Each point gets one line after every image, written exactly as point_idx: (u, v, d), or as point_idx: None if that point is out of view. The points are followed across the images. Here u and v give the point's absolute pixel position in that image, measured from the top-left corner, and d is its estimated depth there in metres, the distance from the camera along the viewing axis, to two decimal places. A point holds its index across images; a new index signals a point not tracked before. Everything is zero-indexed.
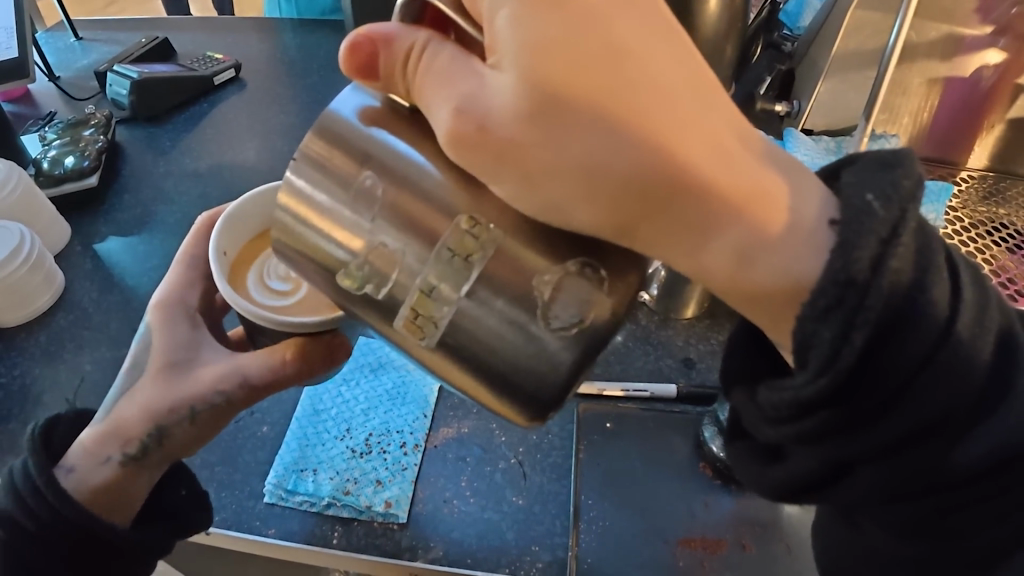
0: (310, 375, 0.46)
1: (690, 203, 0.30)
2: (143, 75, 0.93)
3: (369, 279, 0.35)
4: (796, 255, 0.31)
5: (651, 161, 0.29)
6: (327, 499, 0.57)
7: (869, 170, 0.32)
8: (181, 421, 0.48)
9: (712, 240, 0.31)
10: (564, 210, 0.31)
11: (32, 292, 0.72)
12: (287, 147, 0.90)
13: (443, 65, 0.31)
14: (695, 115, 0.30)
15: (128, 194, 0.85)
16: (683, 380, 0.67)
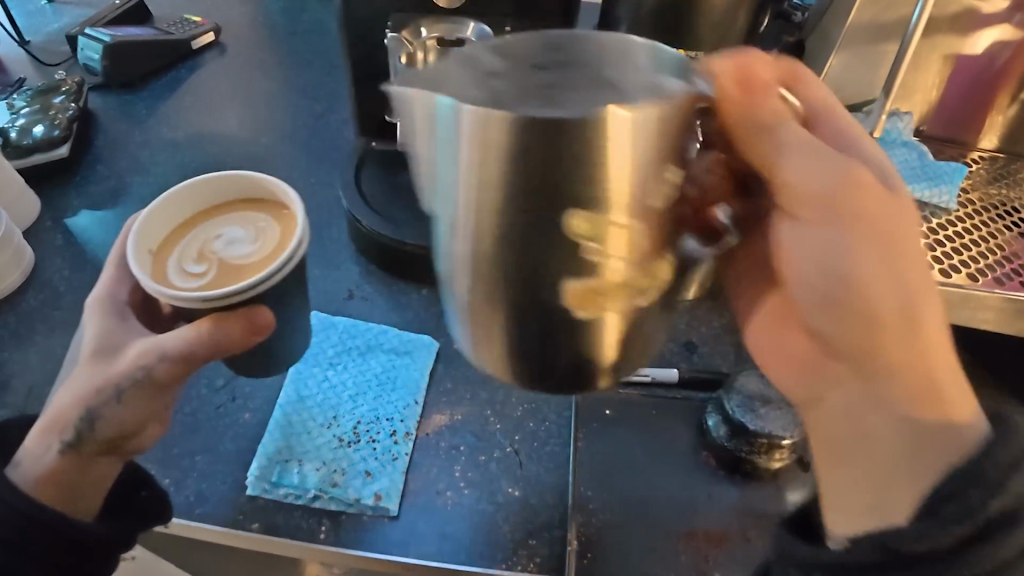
0: (225, 349, 0.43)
1: (898, 333, 0.38)
2: (116, 37, 0.87)
3: (596, 241, 0.33)
4: (965, 406, 0.37)
5: (879, 291, 0.38)
6: (313, 491, 0.54)
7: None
8: (111, 401, 0.44)
9: (896, 368, 0.39)
10: (865, 287, 0.38)
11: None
12: (271, 116, 0.86)
13: (813, 144, 0.39)
14: (932, 296, 0.39)
15: (102, 165, 0.81)
16: (684, 364, 0.65)
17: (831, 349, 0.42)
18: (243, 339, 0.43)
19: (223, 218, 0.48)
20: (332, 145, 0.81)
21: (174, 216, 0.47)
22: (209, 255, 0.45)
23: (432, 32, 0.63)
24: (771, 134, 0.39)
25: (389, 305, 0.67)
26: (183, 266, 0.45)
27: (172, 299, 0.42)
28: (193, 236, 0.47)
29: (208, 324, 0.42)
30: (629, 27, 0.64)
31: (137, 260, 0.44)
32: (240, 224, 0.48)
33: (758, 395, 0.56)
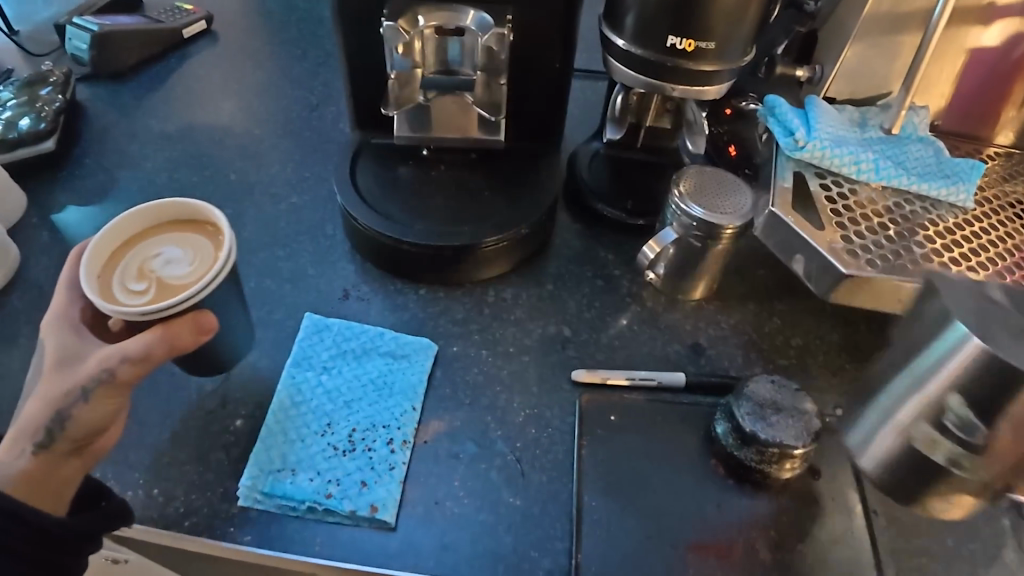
0: (174, 350, 0.49)
1: None
2: (105, 28, 0.85)
3: (959, 422, 0.41)
4: None
5: None
6: (307, 503, 0.52)
7: None
8: (78, 401, 0.47)
9: None
10: None
11: None
12: (264, 107, 0.83)
13: None
14: None
15: (90, 159, 0.78)
16: (691, 368, 0.63)
17: None
18: (191, 340, 0.49)
19: (160, 238, 0.54)
20: (327, 137, 0.79)
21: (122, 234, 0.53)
22: (147, 271, 0.51)
23: (429, 21, 0.61)
24: None
25: (386, 306, 0.64)
26: (126, 286, 0.51)
27: (124, 314, 0.48)
28: (135, 254, 0.52)
29: (158, 331, 0.48)
30: (636, 15, 0.61)
31: (86, 284, 0.50)
32: (176, 243, 0.53)
33: (769, 401, 0.54)
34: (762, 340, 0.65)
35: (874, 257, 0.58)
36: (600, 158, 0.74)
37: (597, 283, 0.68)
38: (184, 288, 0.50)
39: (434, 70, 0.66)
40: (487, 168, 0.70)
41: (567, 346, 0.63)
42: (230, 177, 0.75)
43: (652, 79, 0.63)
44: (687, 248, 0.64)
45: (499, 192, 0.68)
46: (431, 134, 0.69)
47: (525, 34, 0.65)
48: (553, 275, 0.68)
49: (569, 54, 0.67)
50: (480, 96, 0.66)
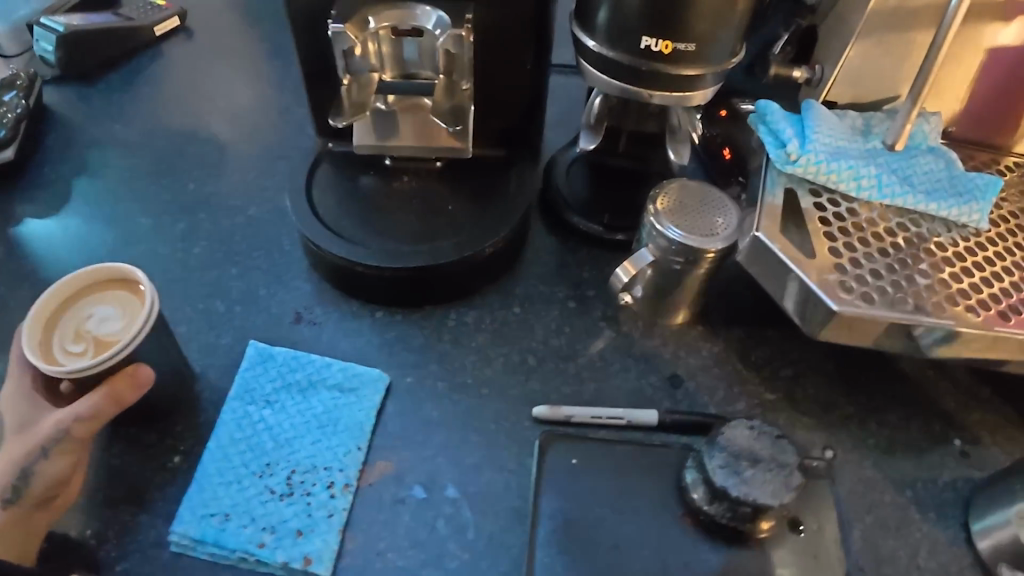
0: (122, 404, 0.50)
1: None
2: (70, 28, 0.81)
3: None
4: None
5: None
6: (239, 552, 0.49)
7: None
8: (39, 457, 0.49)
9: None
10: None
11: None
12: (231, 110, 0.79)
13: None
14: None
15: (51, 166, 0.75)
16: (667, 402, 0.57)
17: None
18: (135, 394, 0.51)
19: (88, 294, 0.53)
20: (294, 143, 0.75)
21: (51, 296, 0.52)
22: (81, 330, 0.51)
23: (380, 22, 0.56)
24: None
25: (339, 331, 0.60)
26: (63, 347, 0.50)
27: (63, 373, 0.48)
28: (68, 315, 0.52)
29: (103, 390, 0.49)
30: (609, 11, 0.55)
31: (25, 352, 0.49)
32: (93, 296, 0.53)
33: (746, 451, 0.49)
34: (747, 370, 0.60)
35: (869, 290, 0.52)
36: (581, 164, 0.68)
37: (569, 305, 0.62)
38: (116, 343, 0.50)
39: (392, 76, 0.61)
40: (453, 179, 0.65)
41: (531, 377, 0.58)
42: (189, 187, 0.71)
43: (627, 84, 0.57)
44: (667, 271, 0.58)
45: (464, 207, 0.63)
46: (387, 144, 0.62)
47: (490, 34, 0.59)
48: (522, 295, 0.62)
49: (540, 54, 0.61)
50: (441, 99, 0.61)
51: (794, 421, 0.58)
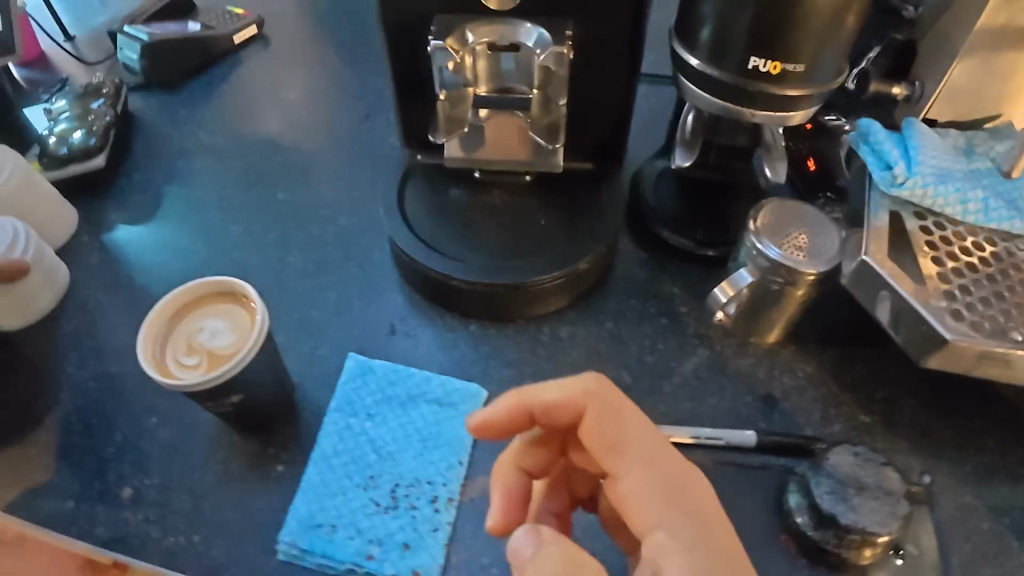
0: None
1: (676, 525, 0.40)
2: (154, 37, 0.82)
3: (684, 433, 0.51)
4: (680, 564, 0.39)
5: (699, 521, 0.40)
6: (347, 564, 0.51)
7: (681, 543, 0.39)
8: None
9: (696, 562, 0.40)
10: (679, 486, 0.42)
11: (32, 295, 0.65)
12: (314, 117, 0.80)
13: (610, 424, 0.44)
14: (679, 506, 0.41)
15: (140, 174, 0.77)
16: (763, 424, 0.57)
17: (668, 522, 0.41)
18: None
19: (199, 309, 0.53)
20: (376, 152, 0.75)
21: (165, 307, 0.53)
22: (195, 344, 0.52)
23: (480, 36, 0.56)
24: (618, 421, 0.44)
25: (434, 343, 0.61)
26: (177, 359, 0.51)
27: (177, 386, 0.49)
28: (182, 327, 0.53)
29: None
30: (713, 30, 0.55)
31: (141, 362, 0.50)
32: (205, 310, 0.53)
33: (851, 478, 0.50)
34: (843, 392, 0.60)
35: (980, 318, 0.51)
36: (667, 178, 0.68)
37: (662, 321, 0.62)
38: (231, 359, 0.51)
39: (488, 89, 0.60)
40: (543, 192, 0.64)
41: None
42: (279, 195, 0.72)
43: (730, 102, 0.57)
44: (764, 290, 0.58)
45: (555, 219, 0.63)
46: (479, 158, 0.62)
47: (586, 50, 0.59)
48: (614, 310, 0.62)
49: (635, 66, 0.60)
50: (537, 115, 0.61)
51: (892, 445, 0.58)
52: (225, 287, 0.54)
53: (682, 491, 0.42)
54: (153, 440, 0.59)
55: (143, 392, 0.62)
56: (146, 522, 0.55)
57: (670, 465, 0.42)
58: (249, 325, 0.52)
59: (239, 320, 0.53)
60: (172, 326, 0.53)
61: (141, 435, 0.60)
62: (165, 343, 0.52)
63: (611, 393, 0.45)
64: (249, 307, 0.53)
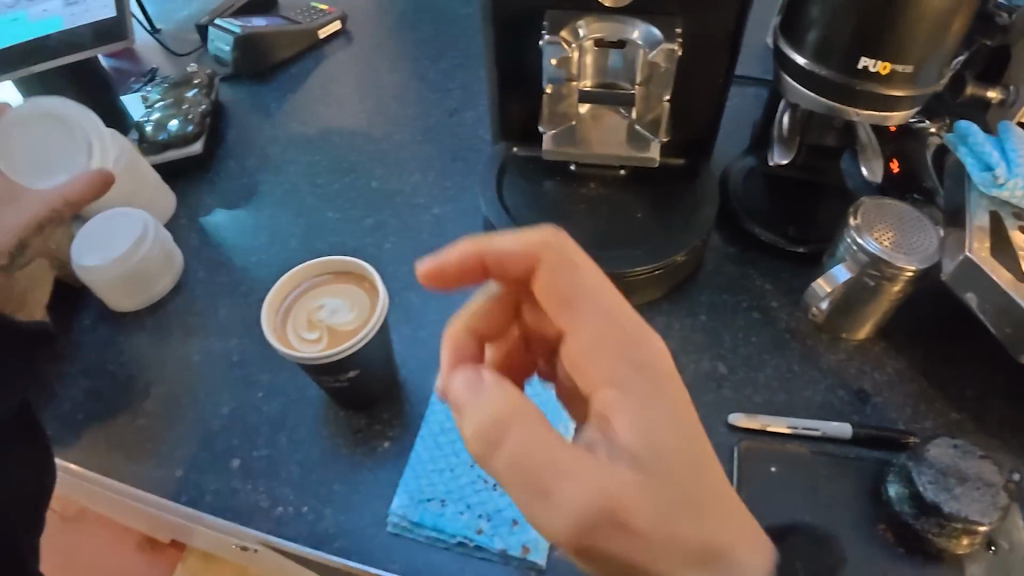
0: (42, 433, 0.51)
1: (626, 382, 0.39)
2: (246, 29, 0.85)
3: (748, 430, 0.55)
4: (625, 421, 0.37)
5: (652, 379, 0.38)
6: (458, 537, 0.52)
7: (630, 400, 0.38)
8: None
9: None
10: (636, 343, 0.40)
11: (152, 276, 0.68)
12: (401, 111, 0.83)
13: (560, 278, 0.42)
14: (630, 363, 0.39)
15: (234, 161, 0.80)
16: (857, 417, 0.59)
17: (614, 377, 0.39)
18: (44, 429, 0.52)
19: (320, 288, 0.56)
20: (466, 149, 0.78)
21: (288, 285, 0.55)
22: (317, 320, 0.54)
23: (591, 31, 0.58)
24: (574, 271, 0.42)
25: None
26: (299, 334, 0.53)
27: (302, 357, 0.51)
28: (303, 304, 0.55)
29: None
30: (820, 33, 0.56)
31: (266, 334, 0.52)
32: (324, 290, 0.56)
33: (953, 468, 0.50)
34: (933, 389, 0.60)
35: None
36: (755, 175, 0.69)
37: (753, 316, 0.64)
38: (352, 335, 0.53)
39: (592, 83, 0.62)
40: (637, 185, 0.66)
41: (722, 385, 0.60)
42: (373, 184, 0.75)
43: (833, 102, 0.58)
44: (859, 286, 0.58)
45: (650, 213, 0.64)
46: (580, 150, 0.64)
47: (689, 48, 0.61)
48: (706, 303, 0.65)
49: (733, 65, 0.62)
50: (640, 110, 0.62)
51: (985, 442, 0.58)
52: (346, 266, 0.56)
53: (636, 346, 0.40)
54: (259, 414, 0.61)
55: (247, 369, 0.64)
56: (256, 492, 0.57)
57: (624, 331, 0.40)
58: (369, 303, 0.54)
59: (357, 297, 0.55)
60: (294, 304, 0.55)
61: (246, 409, 0.62)
62: (288, 319, 0.54)
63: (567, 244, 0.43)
64: (367, 286, 0.55)
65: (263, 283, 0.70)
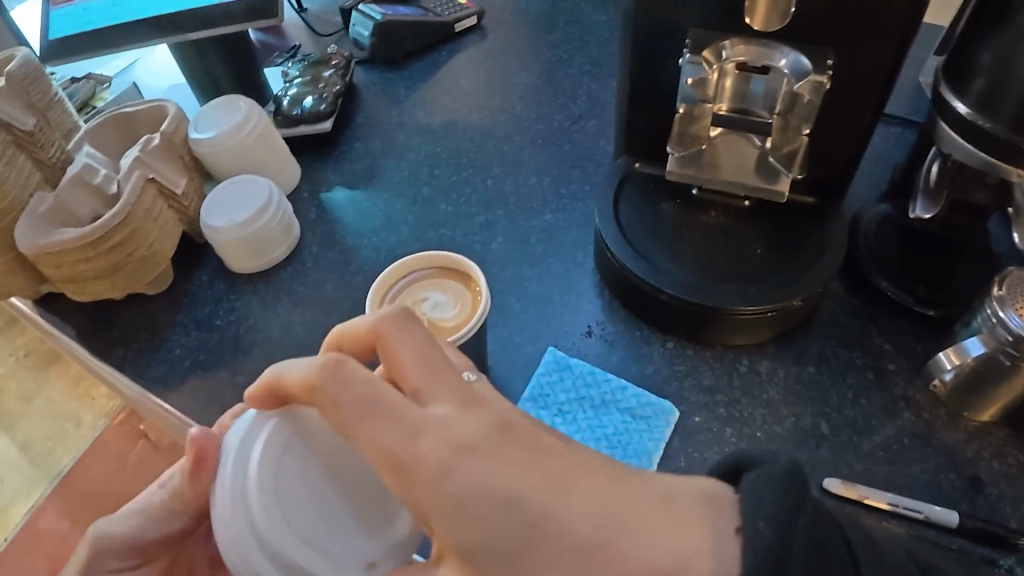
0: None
1: (488, 472, 0.36)
2: (387, 17, 0.87)
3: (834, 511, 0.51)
4: (456, 527, 0.35)
5: (473, 474, 0.36)
6: None
7: (479, 496, 0.35)
8: None
9: (564, 495, 0.35)
10: (441, 426, 0.37)
11: (271, 244, 0.71)
12: (524, 113, 0.82)
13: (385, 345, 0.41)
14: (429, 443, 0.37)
15: (359, 142, 0.82)
16: (967, 506, 0.53)
17: (478, 455, 0.36)
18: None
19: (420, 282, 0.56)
20: (584, 159, 0.77)
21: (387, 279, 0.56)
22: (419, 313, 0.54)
23: (735, 53, 0.55)
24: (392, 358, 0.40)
25: (627, 354, 0.62)
26: None
27: None
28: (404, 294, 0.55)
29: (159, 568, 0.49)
30: (988, 80, 0.52)
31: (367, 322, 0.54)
32: (425, 282, 0.56)
33: None
34: None
35: None
36: (889, 226, 0.65)
37: (867, 376, 0.60)
38: (449, 330, 0.53)
39: (728, 108, 0.60)
40: (760, 218, 0.63)
41: (822, 445, 0.56)
42: (487, 182, 0.76)
43: (992, 158, 0.53)
44: (995, 365, 0.53)
45: (772, 250, 0.61)
46: (704, 176, 0.61)
47: (840, 81, 0.57)
48: (817, 355, 0.61)
49: (883, 106, 0.58)
50: (776, 141, 0.59)
51: None
52: (455, 263, 0.57)
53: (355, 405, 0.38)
54: None
55: None
56: None
57: (423, 462, 0.36)
58: (473, 303, 0.54)
59: (461, 295, 0.55)
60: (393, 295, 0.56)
61: None
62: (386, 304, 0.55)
63: (390, 325, 0.41)
64: (471, 285, 0.56)
65: (370, 264, 0.72)
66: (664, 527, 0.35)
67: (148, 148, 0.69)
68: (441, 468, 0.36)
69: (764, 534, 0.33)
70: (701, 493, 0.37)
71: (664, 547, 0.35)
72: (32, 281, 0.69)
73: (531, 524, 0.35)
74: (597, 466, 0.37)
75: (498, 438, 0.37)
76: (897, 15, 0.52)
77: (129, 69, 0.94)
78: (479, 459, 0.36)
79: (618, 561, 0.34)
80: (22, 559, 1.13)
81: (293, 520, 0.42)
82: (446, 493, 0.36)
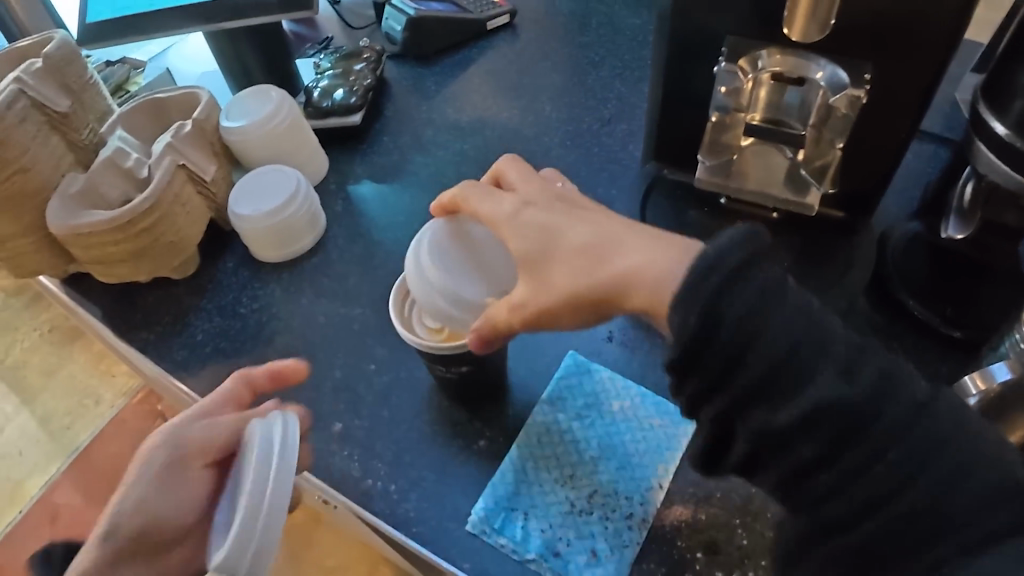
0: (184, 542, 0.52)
1: (534, 221, 0.49)
2: (421, 12, 0.87)
3: None
4: (522, 239, 0.49)
5: (527, 221, 0.49)
6: (533, 553, 0.53)
7: (531, 229, 0.49)
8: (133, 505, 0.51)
9: (586, 237, 0.47)
10: (524, 195, 0.52)
11: (297, 234, 0.71)
12: (553, 113, 0.82)
13: (512, 173, 0.55)
14: (498, 210, 0.50)
15: (388, 137, 0.82)
16: None
17: (526, 212, 0.50)
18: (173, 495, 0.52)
19: None
20: (611, 164, 0.76)
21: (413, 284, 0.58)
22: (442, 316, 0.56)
23: (772, 62, 0.55)
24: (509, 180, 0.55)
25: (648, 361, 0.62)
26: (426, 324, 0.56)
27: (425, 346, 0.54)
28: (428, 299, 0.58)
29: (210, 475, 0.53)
30: None
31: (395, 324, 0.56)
32: None
33: None
34: None
35: None
36: (917, 244, 0.63)
37: None
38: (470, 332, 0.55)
39: (761, 118, 0.59)
40: (785, 229, 0.64)
41: None
42: None
43: None
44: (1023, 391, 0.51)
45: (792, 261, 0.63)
46: (731, 185, 0.60)
47: (877, 96, 0.56)
48: None
49: (919, 122, 0.57)
50: (809, 154, 0.59)
51: None
52: None
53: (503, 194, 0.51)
54: (368, 383, 0.63)
55: (365, 338, 0.66)
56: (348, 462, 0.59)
57: (499, 204, 0.51)
58: None
59: None
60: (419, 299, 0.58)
61: (357, 376, 0.64)
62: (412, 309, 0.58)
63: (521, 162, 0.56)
64: None
65: (393, 259, 0.72)
66: (634, 241, 0.46)
67: (179, 134, 0.69)
68: (513, 206, 0.50)
69: (755, 236, 0.42)
70: (677, 242, 0.45)
71: (629, 253, 0.46)
72: (62, 260, 0.71)
73: (561, 243, 0.47)
74: (617, 222, 0.48)
75: (557, 204, 0.50)
76: (942, 30, 0.51)
77: (163, 54, 0.95)
78: (535, 208, 0.50)
79: (615, 258, 0.46)
80: (37, 530, 1.16)
81: (456, 283, 0.51)
82: (512, 221, 0.49)
